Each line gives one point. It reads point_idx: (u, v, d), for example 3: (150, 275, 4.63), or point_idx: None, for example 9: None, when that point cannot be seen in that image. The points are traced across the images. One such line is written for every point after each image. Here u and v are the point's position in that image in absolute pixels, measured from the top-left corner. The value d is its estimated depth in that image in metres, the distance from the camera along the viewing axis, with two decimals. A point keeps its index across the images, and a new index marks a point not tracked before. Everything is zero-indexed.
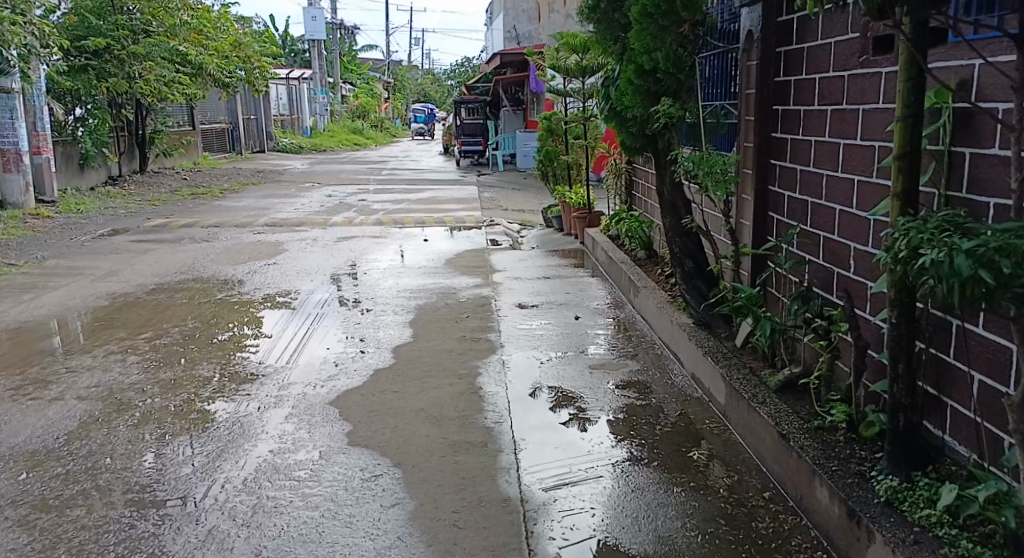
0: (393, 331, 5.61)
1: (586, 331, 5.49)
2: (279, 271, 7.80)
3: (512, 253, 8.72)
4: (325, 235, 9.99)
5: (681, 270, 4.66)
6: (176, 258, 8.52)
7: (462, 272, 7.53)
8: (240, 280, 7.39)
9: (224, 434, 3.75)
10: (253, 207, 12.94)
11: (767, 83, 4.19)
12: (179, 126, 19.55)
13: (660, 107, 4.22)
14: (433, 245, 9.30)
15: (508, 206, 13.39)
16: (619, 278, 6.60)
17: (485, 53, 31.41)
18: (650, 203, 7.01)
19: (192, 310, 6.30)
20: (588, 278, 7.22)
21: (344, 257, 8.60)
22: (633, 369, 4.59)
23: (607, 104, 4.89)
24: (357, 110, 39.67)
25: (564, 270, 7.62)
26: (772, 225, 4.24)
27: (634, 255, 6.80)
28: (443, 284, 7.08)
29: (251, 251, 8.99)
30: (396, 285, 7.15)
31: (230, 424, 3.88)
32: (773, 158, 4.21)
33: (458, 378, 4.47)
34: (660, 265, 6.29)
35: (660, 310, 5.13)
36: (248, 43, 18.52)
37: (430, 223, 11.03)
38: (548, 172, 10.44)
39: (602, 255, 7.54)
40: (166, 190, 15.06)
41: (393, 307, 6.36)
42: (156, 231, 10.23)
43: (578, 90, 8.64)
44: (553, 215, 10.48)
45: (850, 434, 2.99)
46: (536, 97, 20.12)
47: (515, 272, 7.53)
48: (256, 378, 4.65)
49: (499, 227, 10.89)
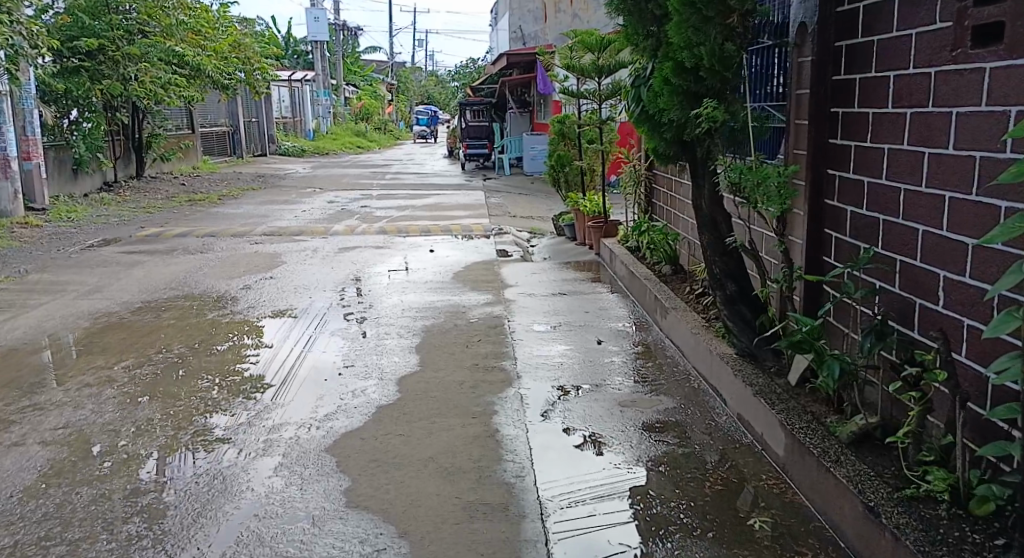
0: (398, 358, 5.07)
1: (611, 358, 4.95)
2: (275, 286, 7.30)
3: (523, 266, 8.20)
4: (325, 245, 9.48)
5: (723, 294, 4.14)
6: (167, 271, 8.01)
7: (472, 288, 7.01)
8: (233, 297, 6.88)
9: (210, 475, 3.42)
10: (252, 215, 12.45)
11: (824, 83, 3.70)
12: (177, 129, 19.05)
13: (702, 111, 3.70)
14: (440, 257, 8.78)
15: (516, 212, 12.89)
16: (643, 296, 6.08)
17: (490, 54, 30.95)
18: (675, 213, 6.51)
19: (179, 332, 5.79)
20: (606, 295, 6.68)
21: (344, 270, 8.08)
22: (668, 408, 4.04)
23: (637, 106, 4.38)
24: (360, 112, 39.19)
25: (580, 285, 7.09)
26: (830, 243, 3.74)
27: (659, 270, 6.29)
28: (452, 302, 6.55)
29: (246, 264, 8.48)
30: (401, 302, 6.63)
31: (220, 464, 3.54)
32: (831, 167, 3.71)
33: (471, 418, 3.96)
34: (689, 283, 5.77)
35: (694, 337, 4.59)
36: (248, 44, 18.02)
37: (436, 232, 10.51)
38: (560, 178, 9.95)
39: (621, 269, 7.03)
40: (162, 196, 14.57)
41: (399, 328, 5.83)
42: (148, 241, 9.72)
43: (594, 92, 8.14)
44: (566, 223, 9.97)
45: (955, 508, 2.51)
46: (543, 99, 19.65)
47: (528, 287, 7.01)
48: (256, 403, 4.34)
49: (508, 236, 10.37)
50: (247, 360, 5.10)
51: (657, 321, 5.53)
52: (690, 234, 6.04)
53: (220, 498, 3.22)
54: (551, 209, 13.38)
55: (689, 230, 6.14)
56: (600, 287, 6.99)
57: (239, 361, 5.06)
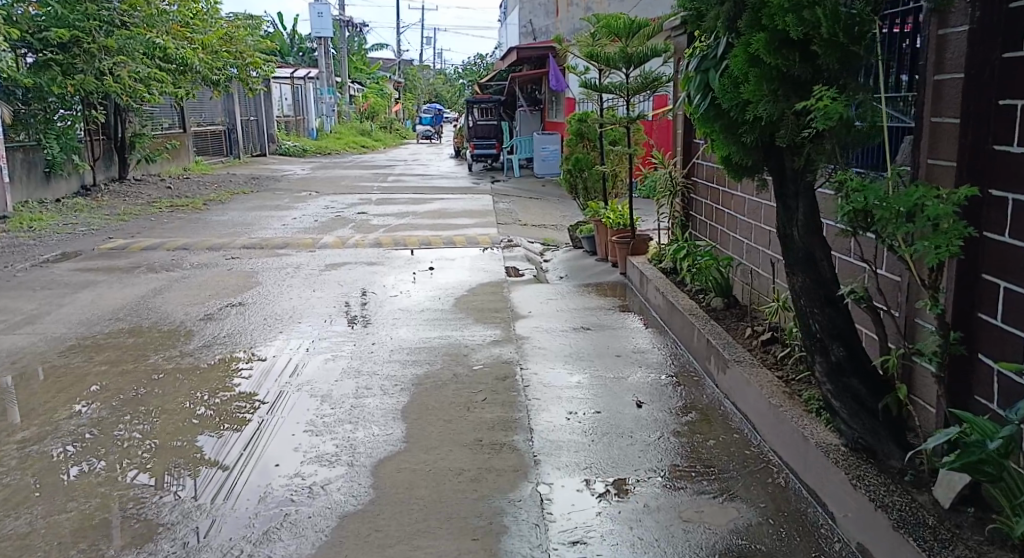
0: (377, 426, 3.88)
1: (658, 431, 3.72)
2: (242, 314, 6.14)
3: (538, 288, 7.01)
4: (311, 261, 8.35)
5: (825, 362, 2.98)
6: (120, 294, 6.86)
7: (478, 320, 5.81)
8: (189, 329, 5.72)
9: (207, 489, 3.27)
10: (237, 224, 11.33)
11: (988, 63, 2.54)
12: (167, 128, 17.92)
13: (816, 103, 2.53)
14: (445, 275, 7.61)
15: (527, 220, 11.70)
16: (685, 332, 4.89)
17: (499, 51, 29.72)
18: (727, 233, 5.34)
19: (111, 382, 4.66)
20: (638, 330, 5.45)
21: (330, 293, 6.90)
22: (752, 526, 2.87)
23: (697, 92, 3.19)
24: (366, 111, 38.03)
25: (606, 317, 5.89)
26: (999, 298, 2.56)
27: (707, 303, 5.06)
28: (452, 339, 5.35)
29: (217, 284, 7.34)
30: (391, 338, 5.43)
31: (219, 479, 3.36)
32: (1001, 185, 2.54)
33: (471, 543, 2.80)
34: (750, 322, 4.59)
35: (777, 413, 3.38)
36: (241, 37, 16.91)
37: (437, 244, 9.36)
38: (578, 185, 8.79)
39: (656, 297, 5.83)
40: (143, 200, 13.46)
41: (383, 376, 4.61)
42: (111, 256, 8.61)
43: (622, 86, 6.96)
44: (585, 235, 8.80)
45: None
46: (555, 96, 18.52)
47: (545, 318, 5.84)
48: (249, 422, 4.01)
49: (519, 250, 9.15)
50: (240, 375, 4.72)
51: (709, 370, 4.34)
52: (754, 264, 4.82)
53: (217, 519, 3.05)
54: (566, 216, 12.18)
55: (747, 254, 4.95)
56: (629, 319, 5.81)
57: (213, 395, 4.39)
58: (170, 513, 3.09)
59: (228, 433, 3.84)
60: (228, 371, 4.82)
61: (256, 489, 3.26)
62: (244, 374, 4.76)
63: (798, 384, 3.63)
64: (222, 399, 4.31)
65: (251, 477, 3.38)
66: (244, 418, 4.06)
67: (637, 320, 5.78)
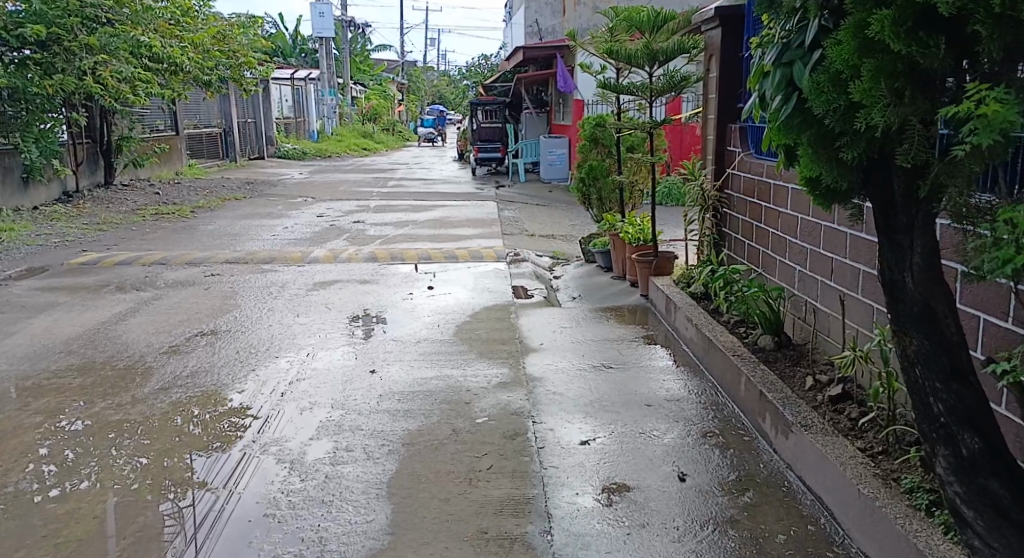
0: (353, 507, 3.15)
1: (709, 519, 2.95)
2: (211, 345, 5.38)
3: (550, 313, 6.25)
4: (298, 279, 7.60)
5: (955, 456, 2.24)
6: (80, 320, 6.13)
7: (481, 355, 5.04)
8: (148, 366, 4.96)
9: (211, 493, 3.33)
10: (224, 234, 10.57)
11: None
12: (157, 130, 17.17)
13: (971, 105, 1.80)
14: (447, 295, 6.88)
15: (535, 231, 10.93)
16: (728, 377, 4.12)
17: (503, 51, 28.93)
18: (779, 258, 4.58)
19: (46, 441, 3.92)
20: (667, 370, 4.67)
21: (315, 318, 6.13)
22: None
23: (775, 91, 2.32)
24: (368, 113, 37.25)
25: (630, 351, 5.11)
26: None
27: (756, 343, 4.25)
28: (452, 380, 4.57)
29: (191, 306, 6.60)
30: (381, 378, 4.65)
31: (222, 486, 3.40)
32: None
33: None
34: (811, 369, 3.82)
35: (871, 510, 2.62)
36: (234, 35, 16.14)
37: (437, 258, 8.63)
38: (591, 196, 8.05)
39: (688, 329, 5.04)
40: (127, 207, 12.72)
41: (367, 432, 3.84)
42: (82, 272, 7.89)
43: (646, 86, 6.19)
44: (599, 250, 8.03)
45: None
46: (563, 98, 17.77)
47: (561, 351, 5.09)
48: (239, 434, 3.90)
49: (527, 266, 8.37)
50: (230, 395, 4.47)
51: (763, 429, 3.58)
52: (818, 301, 4.00)
53: (215, 524, 3.11)
54: (576, 227, 11.40)
55: (808, 287, 4.14)
56: (654, 354, 5.04)
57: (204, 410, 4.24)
58: (170, 518, 3.16)
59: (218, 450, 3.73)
60: (207, 401, 4.40)
61: (243, 522, 3.11)
62: (234, 392, 4.54)
63: (890, 464, 2.87)
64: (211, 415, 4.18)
65: (245, 493, 3.33)
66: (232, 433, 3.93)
67: (665, 355, 5.00)
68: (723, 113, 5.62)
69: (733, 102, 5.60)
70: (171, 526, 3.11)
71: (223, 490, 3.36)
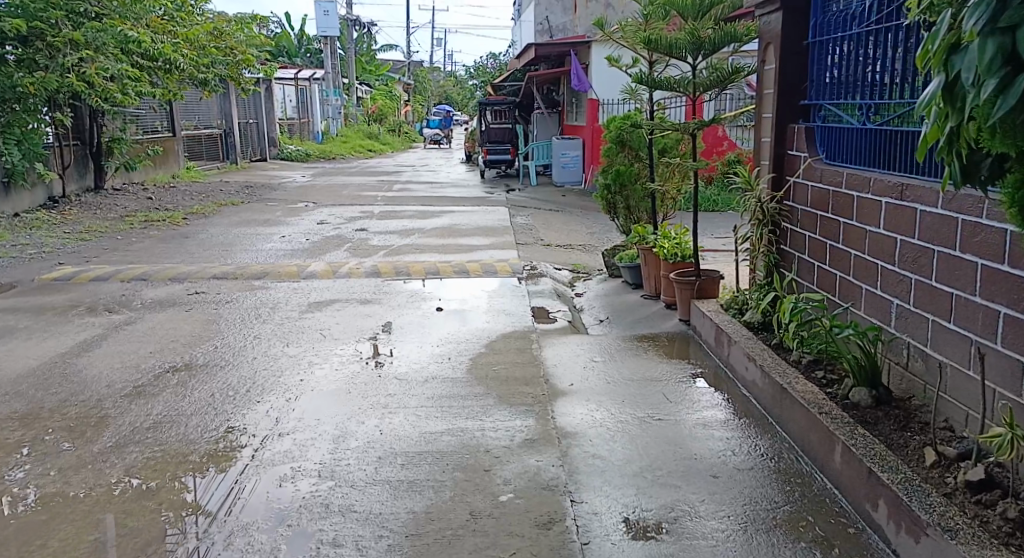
0: None
1: None
2: (182, 387, 4.56)
3: (578, 340, 5.43)
4: (291, 298, 6.79)
5: None
6: (37, 350, 5.33)
7: (501, 401, 4.20)
8: (103, 414, 4.15)
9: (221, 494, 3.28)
10: (216, 244, 9.77)
11: None
12: (152, 132, 16.39)
13: None
14: (458, 318, 6.08)
15: (551, 240, 10.12)
16: (812, 438, 3.33)
17: (512, 49, 28.01)
18: (868, 287, 3.78)
19: None
20: (729, 423, 3.82)
21: (305, 347, 5.32)
22: None
23: (988, 76, 1.89)
24: (374, 113, 36.41)
25: (677, 393, 4.28)
26: None
27: (847, 399, 3.43)
28: (466, 437, 3.74)
29: (167, 331, 5.80)
30: (381, 432, 3.82)
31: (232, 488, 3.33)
32: None
33: None
34: (931, 437, 3.04)
35: None
36: (231, 31, 15.34)
37: (447, 271, 7.83)
38: (618, 204, 7.30)
39: (749, 369, 4.23)
40: (115, 214, 11.93)
41: (361, 515, 3.05)
42: (52, 291, 7.09)
43: (690, 82, 5.39)
44: (626, 263, 7.22)
45: None
46: (576, 97, 16.99)
47: (592, 395, 4.25)
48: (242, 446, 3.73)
49: (545, 282, 7.53)
50: (241, 438, 3.82)
51: (874, 518, 2.82)
52: (940, 351, 3.19)
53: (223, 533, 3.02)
54: (595, 236, 10.56)
55: (918, 329, 3.33)
56: (707, 398, 4.21)
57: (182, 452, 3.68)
58: (173, 528, 3.06)
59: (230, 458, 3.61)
60: (173, 460, 3.62)
61: None
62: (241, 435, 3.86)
63: None
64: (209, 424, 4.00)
65: None
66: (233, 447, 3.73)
67: (721, 400, 4.19)
68: (783, 110, 4.78)
69: (795, 98, 4.75)
70: (173, 533, 3.03)
71: (219, 510, 3.17)
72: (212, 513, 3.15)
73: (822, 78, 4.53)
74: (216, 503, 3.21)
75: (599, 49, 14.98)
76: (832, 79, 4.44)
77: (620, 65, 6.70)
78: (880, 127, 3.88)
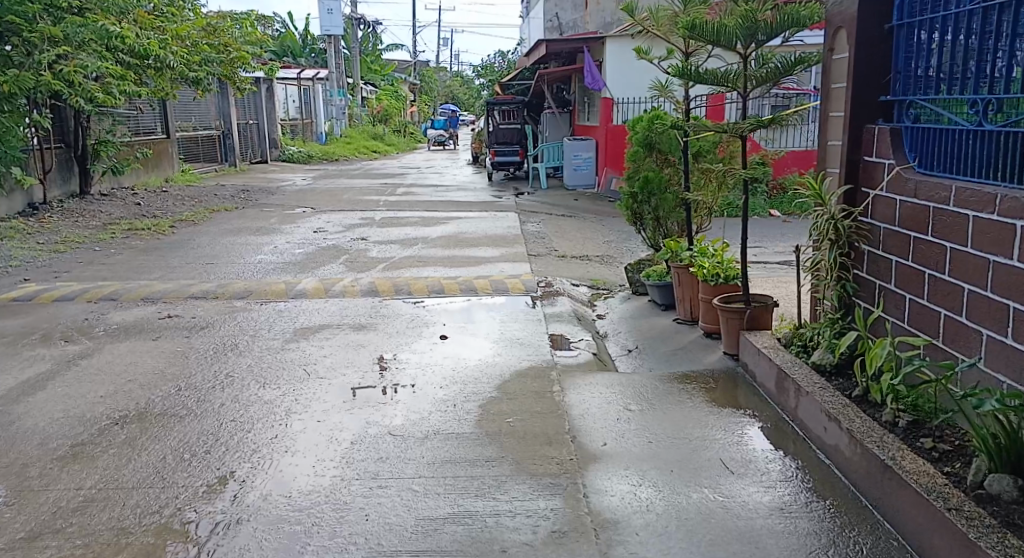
0: None
1: None
2: (128, 447, 3.76)
3: (605, 379, 4.58)
4: (274, 324, 5.97)
5: None
6: None
7: (517, 471, 3.37)
8: (22, 488, 3.35)
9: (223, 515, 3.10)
10: (201, 257, 8.96)
11: None
12: (145, 134, 15.63)
13: None
14: (466, 349, 5.25)
15: (566, 251, 9.31)
16: (940, 545, 2.64)
17: (521, 48, 27.08)
18: (993, 333, 3.10)
19: None
20: (811, 509, 3.03)
21: (282, 389, 4.50)
22: None
23: None
24: (378, 113, 35.53)
25: (738, 457, 3.47)
26: None
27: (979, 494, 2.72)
28: (478, 529, 2.95)
29: (126, 367, 4.98)
30: (367, 519, 3.04)
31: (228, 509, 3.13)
32: None
33: None
34: None
35: None
36: (225, 27, 14.51)
37: (452, 289, 7.01)
38: (645, 213, 6.46)
39: (829, 430, 3.43)
40: (97, 222, 11.15)
41: None
42: (9, 314, 6.30)
43: (739, 76, 4.57)
44: (655, 282, 6.38)
45: None
46: (588, 97, 16.19)
47: (631, 461, 3.44)
48: (234, 473, 3.45)
49: (563, 302, 6.68)
50: (225, 496, 3.24)
51: None
52: None
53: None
54: (614, 247, 9.70)
55: None
56: (777, 466, 3.40)
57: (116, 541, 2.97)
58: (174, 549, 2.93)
59: (234, 477, 3.40)
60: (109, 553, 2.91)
61: None
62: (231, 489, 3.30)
63: None
64: (210, 441, 3.81)
65: None
66: (230, 469, 3.49)
67: (795, 469, 3.38)
68: (860, 108, 3.96)
69: (874, 93, 3.94)
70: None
71: (208, 542, 2.96)
72: (196, 549, 2.93)
73: (912, 70, 3.73)
74: (208, 532, 3.01)
75: (614, 47, 14.05)
76: (927, 70, 3.62)
77: (650, 57, 5.88)
78: (1002, 128, 3.15)
